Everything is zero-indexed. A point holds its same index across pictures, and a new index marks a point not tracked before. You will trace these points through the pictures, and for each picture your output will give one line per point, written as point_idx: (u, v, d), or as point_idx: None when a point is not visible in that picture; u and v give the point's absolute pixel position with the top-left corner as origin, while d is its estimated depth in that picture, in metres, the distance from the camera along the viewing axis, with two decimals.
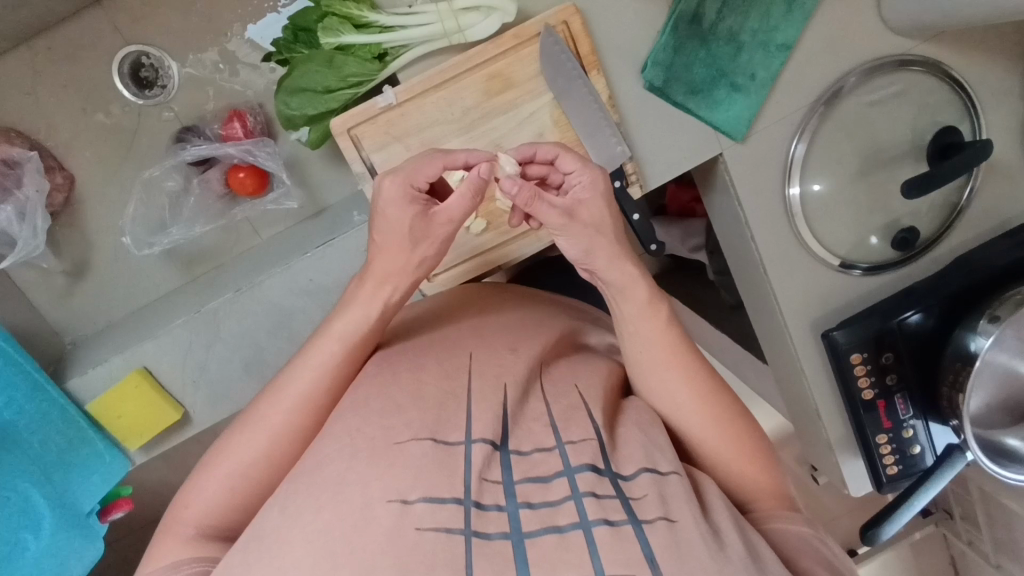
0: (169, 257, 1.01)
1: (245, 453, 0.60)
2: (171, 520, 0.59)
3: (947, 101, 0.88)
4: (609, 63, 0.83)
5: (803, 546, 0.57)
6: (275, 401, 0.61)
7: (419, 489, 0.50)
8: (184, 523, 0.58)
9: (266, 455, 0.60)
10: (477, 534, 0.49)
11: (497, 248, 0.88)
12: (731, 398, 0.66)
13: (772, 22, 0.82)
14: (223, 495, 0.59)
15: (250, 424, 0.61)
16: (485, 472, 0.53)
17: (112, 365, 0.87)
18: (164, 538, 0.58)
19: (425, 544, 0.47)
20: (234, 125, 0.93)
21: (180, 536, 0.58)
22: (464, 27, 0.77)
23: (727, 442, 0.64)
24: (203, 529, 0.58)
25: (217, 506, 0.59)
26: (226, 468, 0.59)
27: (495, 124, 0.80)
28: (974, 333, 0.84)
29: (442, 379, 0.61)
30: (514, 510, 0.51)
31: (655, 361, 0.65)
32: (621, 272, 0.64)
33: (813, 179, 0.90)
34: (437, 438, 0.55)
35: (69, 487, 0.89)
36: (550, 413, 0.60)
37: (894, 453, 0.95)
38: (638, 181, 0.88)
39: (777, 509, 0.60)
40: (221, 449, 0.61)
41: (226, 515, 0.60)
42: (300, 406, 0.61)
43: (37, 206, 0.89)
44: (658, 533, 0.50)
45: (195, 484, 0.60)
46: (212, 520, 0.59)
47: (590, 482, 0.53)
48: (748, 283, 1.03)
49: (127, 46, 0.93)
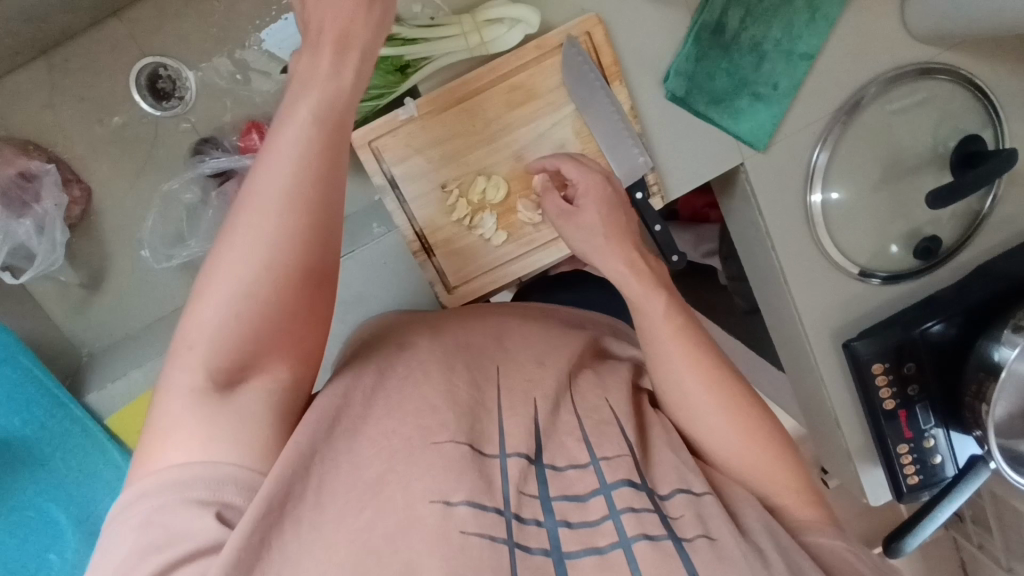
0: (185, 270, 1.01)
1: (243, 278, 0.48)
2: (168, 383, 0.48)
3: (969, 109, 0.87)
4: (631, 74, 0.82)
5: (843, 565, 0.56)
6: (261, 208, 0.48)
7: (461, 491, 0.49)
8: (186, 375, 0.47)
9: (269, 279, 0.48)
10: (519, 547, 0.48)
11: (517, 260, 0.85)
12: (739, 380, 0.64)
13: (795, 32, 0.81)
14: (228, 334, 0.48)
15: (241, 243, 0.48)
16: (523, 487, 0.52)
17: (133, 379, 0.84)
18: (169, 405, 0.47)
19: (472, 548, 0.46)
20: (251, 137, 0.93)
21: (185, 400, 0.47)
22: (488, 41, 0.77)
23: (735, 427, 0.62)
24: (211, 379, 0.48)
25: (218, 357, 0.47)
26: (216, 310, 0.47)
27: (517, 135, 0.80)
28: (998, 343, 0.83)
29: (474, 387, 0.58)
30: (553, 527, 0.50)
31: (661, 337, 0.63)
32: (618, 262, 0.65)
33: (834, 188, 0.89)
34: (474, 445, 0.53)
35: (91, 503, 0.89)
36: (583, 427, 0.58)
37: (915, 463, 0.95)
38: (660, 192, 0.86)
39: (809, 526, 0.59)
40: (206, 286, 0.48)
41: (234, 364, 0.48)
42: (300, 211, 0.48)
43: (56, 219, 0.89)
44: (700, 551, 0.50)
45: (185, 336, 0.48)
46: (219, 367, 0.48)
47: (627, 497, 0.52)
48: (766, 290, 1.03)
49: (143, 57, 0.92)
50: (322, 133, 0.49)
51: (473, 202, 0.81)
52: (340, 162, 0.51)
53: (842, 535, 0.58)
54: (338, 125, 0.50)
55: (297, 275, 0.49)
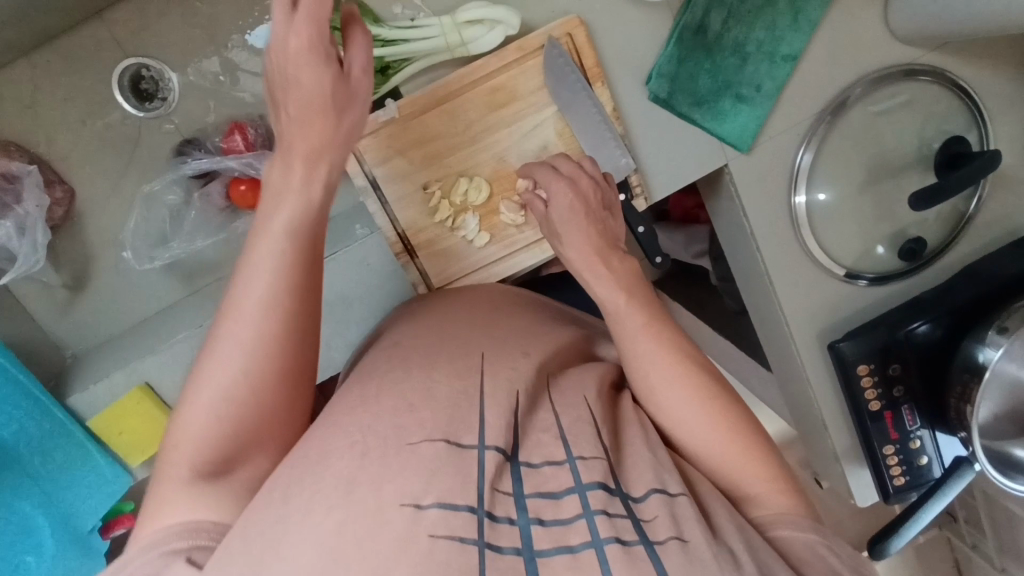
0: (170, 272, 1.00)
1: (228, 373, 0.54)
2: (160, 469, 0.53)
3: (953, 110, 0.86)
4: (613, 76, 0.82)
5: (809, 556, 0.54)
6: (246, 310, 0.55)
7: (432, 492, 0.48)
8: (177, 463, 0.52)
9: (250, 372, 0.55)
10: (490, 547, 0.47)
11: (500, 262, 0.85)
12: (713, 380, 0.64)
13: (778, 34, 0.81)
14: (216, 426, 0.54)
15: (229, 343, 0.55)
16: (497, 483, 0.51)
17: (114, 381, 0.85)
18: (159, 485, 0.52)
19: (440, 552, 0.45)
20: (235, 138, 0.92)
21: (176, 481, 0.51)
22: (468, 41, 0.77)
23: (709, 420, 0.62)
24: (199, 465, 0.52)
25: (206, 441, 0.53)
26: (209, 398, 0.54)
27: (499, 137, 0.80)
28: (982, 345, 0.83)
29: (454, 380, 0.60)
30: (526, 525, 0.50)
31: (632, 330, 0.66)
32: (582, 249, 0.70)
33: (819, 189, 0.89)
34: (451, 438, 0.53)
35: (71, 506, 0.89)
36: (560, 424, 0.58)
37: (901, 464, 0.95)
38: (643, 193, 0.86)
39: (777, 515, 0.57)
40: (199, 382, 0.55)
41: (220, 447, 0.53)
42: (278, 309, 0.56)
43: (37, 220, 0.89)
44: (670, 555, 0.49)
45: (177, 430, 0.54)
46: (207, 454, 0.53)
47: (601, 499, 0.51)
48: (753, 291, 1.02)
49: (125, 59, 0.92)
50: (296, 244, 0.57)
51: (455, 203, 0.81)
52: (314, 262, 0.59)
53: (817, 527, 0.56)
54: (313, 230, 0.58)
55: (277, 368, 0.56)
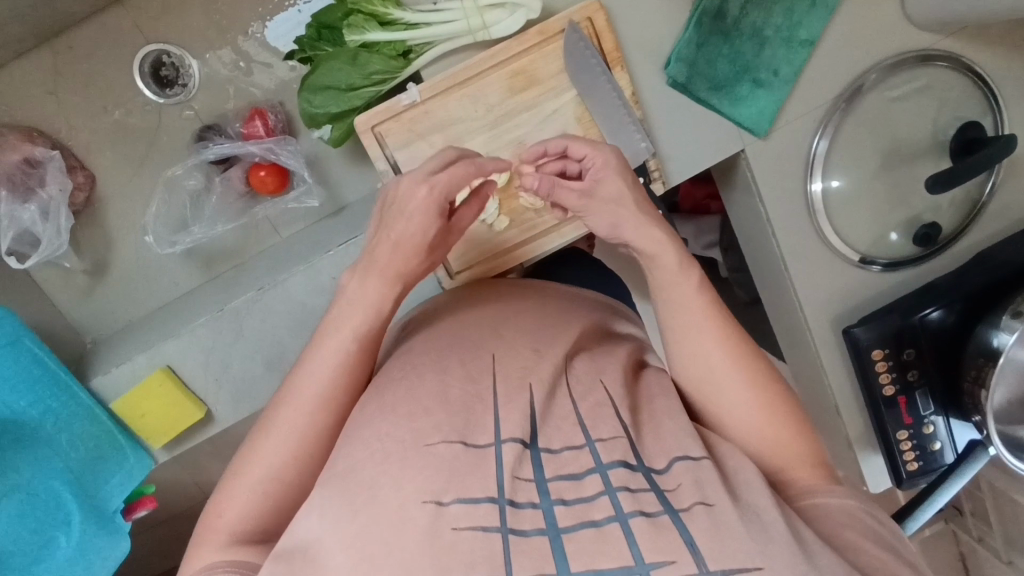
0: (188, 257, 1.01)
1: (277, 457, 0.58)
2: (203, 528, 0.57)
3: (968, 96, 0.87)
4: (632, 60, 0.83)
5: (847, 520, 0.54)
6: (301, 402, 0.59)
7: (451, 490, 0.49)
8: (220, 529, 0.57)
9: (296, 454, 0.59)
10: (514, 532, 0.48)
11: (519, 246, 0.86)
12: (765, 366, 0.64)
13: (796, 19, 0.81)
14: (260, 502, 0.58)
15: (281, 430, 0.59)
16: (517, 471, 0.52)
17: (136, 363, 0.88)
18: (200, 547, 0.56)
19: (462, 543, 0.47)
20: (255, 124, 0.94)
21: (215, 543, 0.56)
22: (488, 25, 0.78)
23: (759, 407, 0.62)
24: (241, 533, 0.57)
25: (249, 513, 0.57)
26: (256, 473, 0.58)
27: (519, 121, 0.80)
28: (997, 329, 0.84)
29: (466, 382, 0.59)
30: (549, 506, 0.50)
31: (679, 303, 0.64)
32: (643, 236, 0.63)
33: (833, 175, 0.90)
34: (467, 441, 0.53)
35: (98, 486, 0.90)
36: (578, 411, 0.58)
37: (915, 449, 0.95)
38: (661, 177, 0.87)
39: (817, 488, 0.58)
40: (248, 457, 0.59)
41: (260, 519, 0.58)
42: (331, 404, 0.60)
43: (60, 205, 0.90)
44: (696, 519, 0.49)
45: (227, 493, 0.58)
46: (249, 524, 0.57)
47: (622, 476, 0.52)
48: (767, 279, 1.03)
49: (147, 45, 0.93)
50: (358, 348, 0.61)
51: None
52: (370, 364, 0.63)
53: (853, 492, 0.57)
54: (374, 331, 0.62)
55: (321, 459, 0.60)
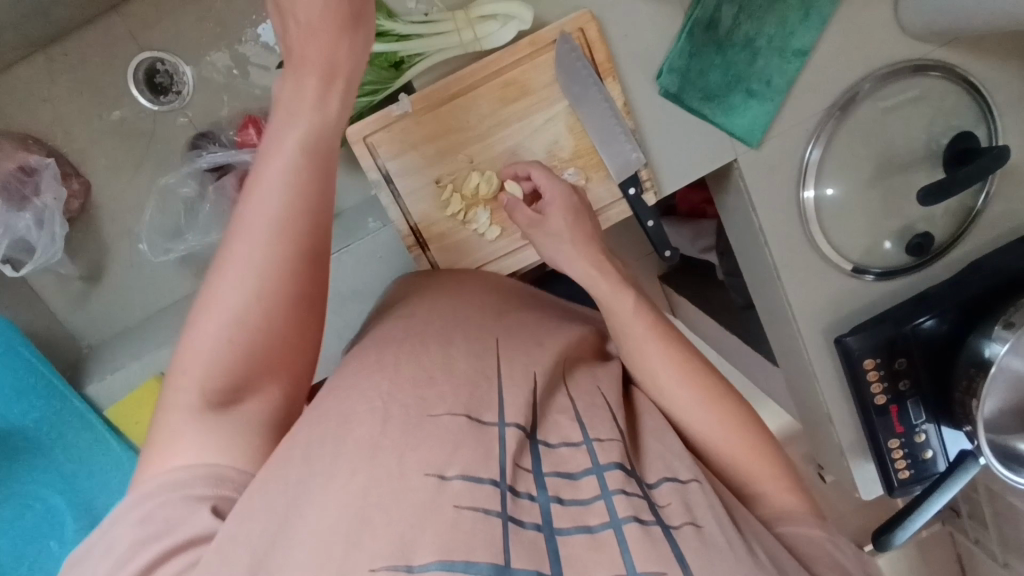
0: (184, 263, 1.02)
1: (239, 299, 0.49)
2: (169, 393, 0.49)
3: (962, 105, 0.87)
4: (625, 70, 0.82)
5: (820, 553, 0.56)
6: (253, 234, 0.49)
7: (455, 465, 0.47)
8: (186, 396, 0.48)
9: (249, 342, 0.50)
10: (512, 520, 0.46)
11: (508, 254, 0.86)
12: (738, 403, 0.66)
13: (788, 29, 0.81)
14: (227, 349, 0.49)
15: (234, 271, 0.49)
16: (518, 459, 0.51)
17: (131, 371, 0.87)
18: (166, 421, 0.48)
19: (464, 524, 0.44)
20: (249, 132, 0.94)
21: (186, 410, 0.47)
22: (482, 36, 0.79)
23: (738, 442, 0.64)
24: (211, 393, 0.48)
25: (220, 362, 0.48)
26: (216, 317, 0.49)
27: (511, 130, 0.81)
28: (989, 339, 0.83)
29: (471, 358, 0.59)
30: (546, 501, 0.49)
31: (640, 337, 0.67)
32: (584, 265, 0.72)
33: (826, 184, 0.90)
34: (471, 415, 0.52)
35: (91, 495, 0.92)
36: (576, 407, 0.58)
37: (906, 458, 0.95)
38: (653, 186, 0.88)
39: (793, 516, 0.59)
40: (202, 313, 0.49)
41: (232, 368, 0.49)
42: (287, 235, 0.50)
43: (55, 213, 0.91)
44: (686, 539, 0.49)
45: (167, 407, 0.48)
46: (220, 378, 0.48)
47: (618, 479, 0.51)
48: (761, 286, 1.03)
49: (140, 52, 0.93)
50: (312, 169, 0.51)
51: (467, 196, 0.82)
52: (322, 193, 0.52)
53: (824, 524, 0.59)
54: (329, 161, 0.53)
55: (290, 303, 0.51)
